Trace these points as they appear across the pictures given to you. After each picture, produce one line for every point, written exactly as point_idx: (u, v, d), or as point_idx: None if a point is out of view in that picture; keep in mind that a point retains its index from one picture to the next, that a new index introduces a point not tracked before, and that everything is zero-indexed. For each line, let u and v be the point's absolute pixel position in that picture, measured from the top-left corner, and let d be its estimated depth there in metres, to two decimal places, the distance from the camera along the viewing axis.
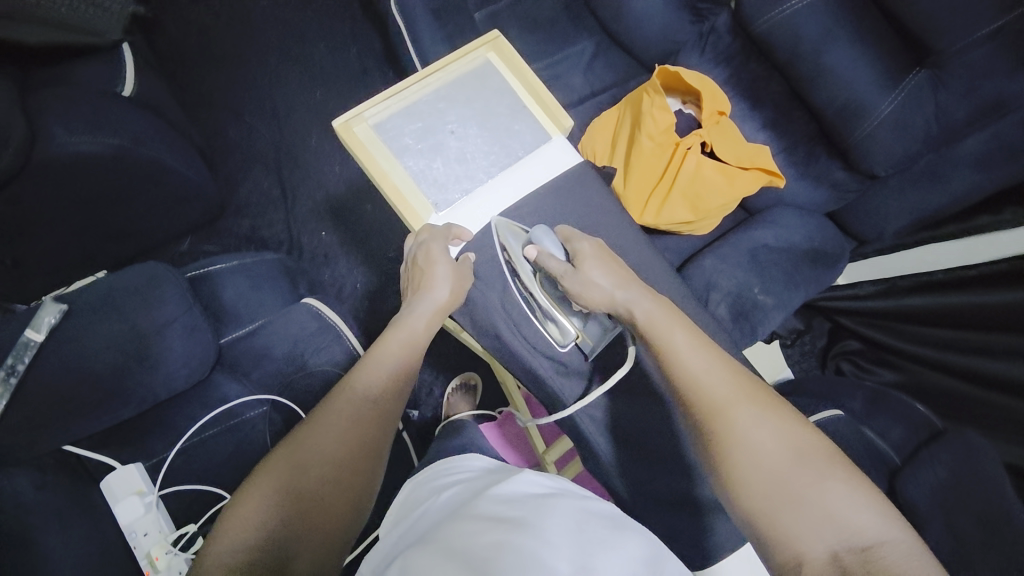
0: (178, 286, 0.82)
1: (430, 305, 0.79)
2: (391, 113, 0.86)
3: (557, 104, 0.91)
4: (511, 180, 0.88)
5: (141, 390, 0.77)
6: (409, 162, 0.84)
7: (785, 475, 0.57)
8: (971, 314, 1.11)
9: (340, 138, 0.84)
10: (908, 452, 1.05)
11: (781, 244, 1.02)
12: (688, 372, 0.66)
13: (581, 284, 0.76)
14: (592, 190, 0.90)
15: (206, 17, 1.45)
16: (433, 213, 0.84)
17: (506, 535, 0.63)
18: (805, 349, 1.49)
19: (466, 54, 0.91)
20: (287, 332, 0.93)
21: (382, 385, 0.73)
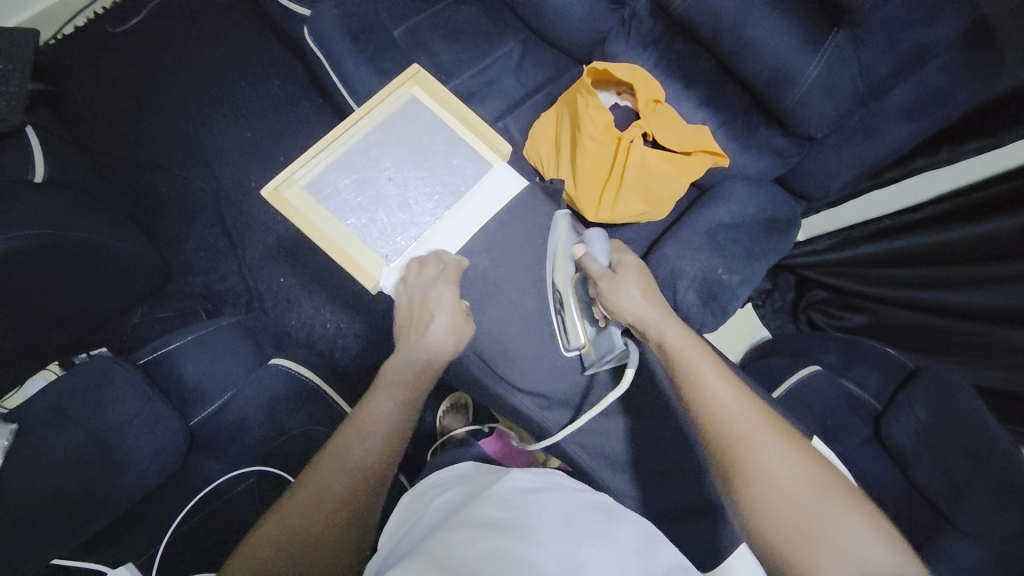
0: (132, 379, 0.79)
1: (425, 353, 0.76)
2: (321, 170, 0.83)
3: (492, 131, 0.89)
4: (458, 215, 0.87)
5: (113, 495, 0.73)
6: (351, 220, 0.82)
7: (807, 511, 0.56)
8: (922, 256, 1.16)
9: (273, 207, 0.80)
10: (888, 397, 1.10)
11: (736, 219, 1.03)
12: (717, 401, 0.64)
13: (615, 291, 0.76)
14: (540, 215, 0.92)
15: (112, 71, 1.37)
16: (386, 267, 0.82)
17: (492, 542, 0.64)
18: (776, 306, 1.50)
19: (389, 93, 0.88)
20: (259, 396, 0.90)
21: (378, 442, 0.68)
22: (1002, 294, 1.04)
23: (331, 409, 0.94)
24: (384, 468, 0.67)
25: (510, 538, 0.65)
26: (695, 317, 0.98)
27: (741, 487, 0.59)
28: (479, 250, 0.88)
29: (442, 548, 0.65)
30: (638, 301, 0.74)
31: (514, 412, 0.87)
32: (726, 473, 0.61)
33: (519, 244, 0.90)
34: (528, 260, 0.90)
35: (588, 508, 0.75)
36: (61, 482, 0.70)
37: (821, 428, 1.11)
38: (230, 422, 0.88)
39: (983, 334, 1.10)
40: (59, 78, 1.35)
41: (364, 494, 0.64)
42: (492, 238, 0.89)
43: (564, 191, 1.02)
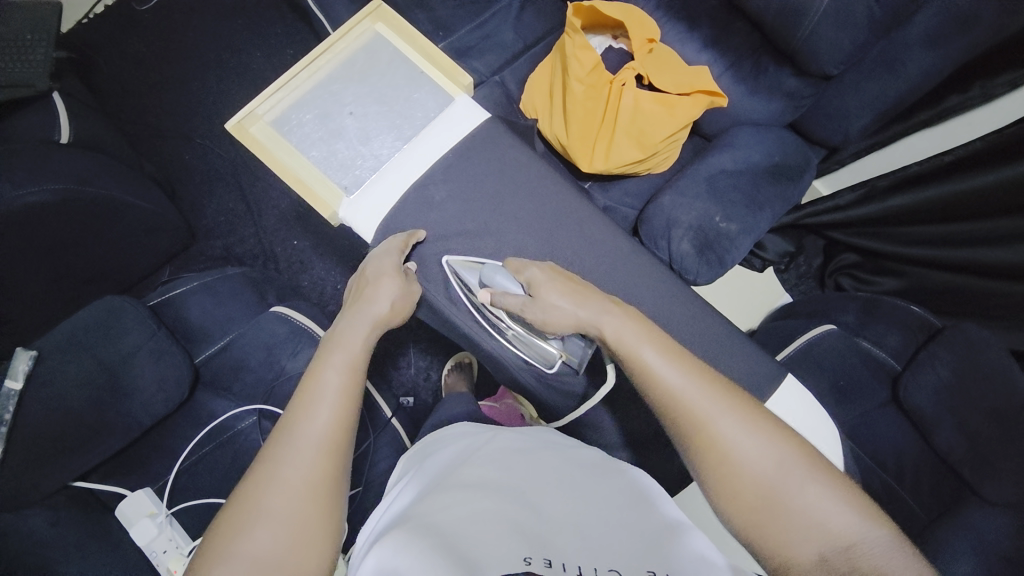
0: (138, 316, 0.85)
1: (363, 318, 0.70)
2: (286, 106, 0.87)
3: (453, 64, 0.91)
4: (417, 147, 0.87)
5: (122, 419, 0.81)
6: (312, 153, 0.85)
7: (766, 484, 0.55)
8: (971, 205, 1.04)
9: (239, 140, 0.85)
10: (909, 356, 1.04)
11: (739, 166, 0.98)
12: (667, 391, 0.59)
13: (544, 312, 0.71)
14: (504, 143, 0.89)
15: (140, 47, 1.44)
16: (345, 197, 0.84)
17: (495, 506, 0.54)
18: (801, 271, 1.42)
19: (353, 29, 0.90)
20: (259, 341, 0.95)
21: (333, 395, 0.61)
22: None
23: None
24: (348, 423, 0.60)
25: (518, 510, 0.54)
26: (689, 268, 0.95)
27: (711, 475, 0.57)
28: (438, 179, 0.86)
29: (433, 513, 0.54)
30: (568, 312, 0.68)
31: (491, 356, 0.85)
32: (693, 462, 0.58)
33: (488, 179, 0.87)
34: (496, 193, 0.87)
35: (582, 462, 0.67)
36: (76, 406, 0.78)
37: (833, 390, 1.05)
38: (232, 361, 0.95)
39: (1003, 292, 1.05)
40: (95, 55, 1.43)
41: (332, 466, 0.57)
42: (452, 167, 0.87)
43: (557, 137, 1.00)
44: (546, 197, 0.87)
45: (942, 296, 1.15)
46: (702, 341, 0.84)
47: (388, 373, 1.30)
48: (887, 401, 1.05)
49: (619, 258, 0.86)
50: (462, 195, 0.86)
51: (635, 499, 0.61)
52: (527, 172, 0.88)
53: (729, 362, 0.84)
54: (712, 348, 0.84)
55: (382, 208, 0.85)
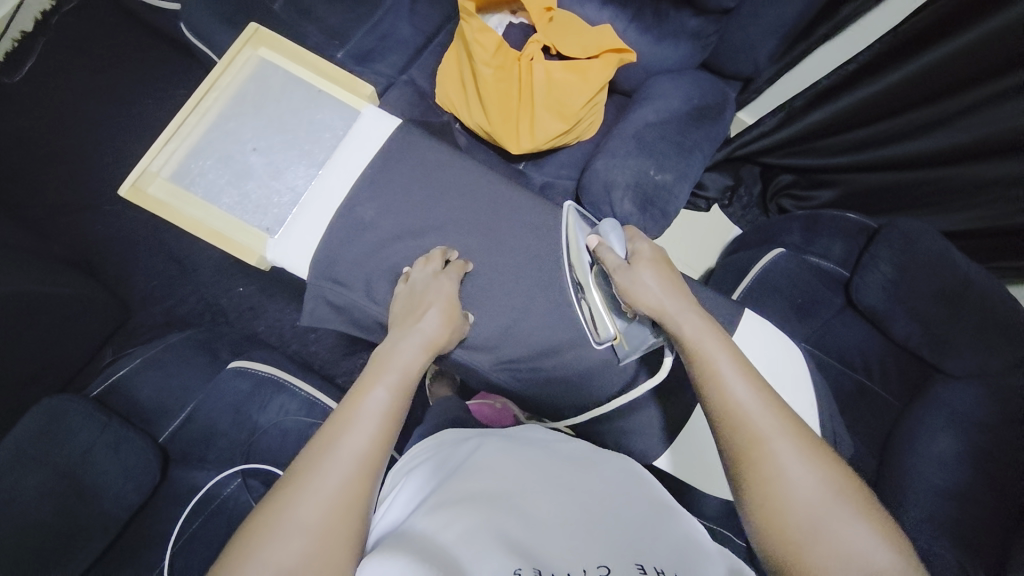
0: (84, 410, 0.80)
1: (419, 338, 0.68)
2: (181, 158, 0.81)
3: (350, 76, 0.88)
4: (334, 169, 0.84)
5: (99, 518, 0.76)
6: (222, 200, 0.81)
7: (813, 508, 0.51)
8: (895, 105, 1.07)
9: (138, 204, 0.79)
10: (855, 261, 1.10)
11: (663, 116, 0.98)
12: (733, 401, 0.57)
13: (634, 283, 0.68)
14: (423, 145, 0.86)
15: (14, 120, 1.31)
16: (269, 239, 0.80)
17: (490, 517, 0.53)
18: (744, 203, 1.45)
19: (235, 60, 0.85)
20: (224, 401, 0.91)
21: (379, 417, 0.59)
22: (959, 130, 1.00)
23: (300, 399, 0.93)
24: (389, 444, 0.58)
25: (510, 517, 0.54)
26: (636, 226, 0.96)
27: (753, 496, 0.54)
28: (363, 197, 0.82)
29: (433, 531, 0.52)
30: (654, 291, 0.66)
31: (459, 363, 0.83)
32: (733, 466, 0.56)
33: (417, 185, 0.84)
34: (428, 198, 0.84)
35: (566, 458, 0.69)
36: (41, 522, 0.72)
37: (795, 308, 1.10)
38: (200, 429, 0.90)
39: (937, 178, 1.09)
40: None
41: (364, 492, 0.54)
42: (375, 181, 0.83)
43: (479, 125, 0.98)
44: (479, 189, 0.85)
45: (885, 198, 1.20)
46: None
47: None
48: (843, 306, 1.11)
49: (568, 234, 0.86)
50: (393, 209, 0.83)
51: (621, 494, 0.62)
52: (454, 170, 0.86)
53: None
54: None
55: (312, 241, 0.81)
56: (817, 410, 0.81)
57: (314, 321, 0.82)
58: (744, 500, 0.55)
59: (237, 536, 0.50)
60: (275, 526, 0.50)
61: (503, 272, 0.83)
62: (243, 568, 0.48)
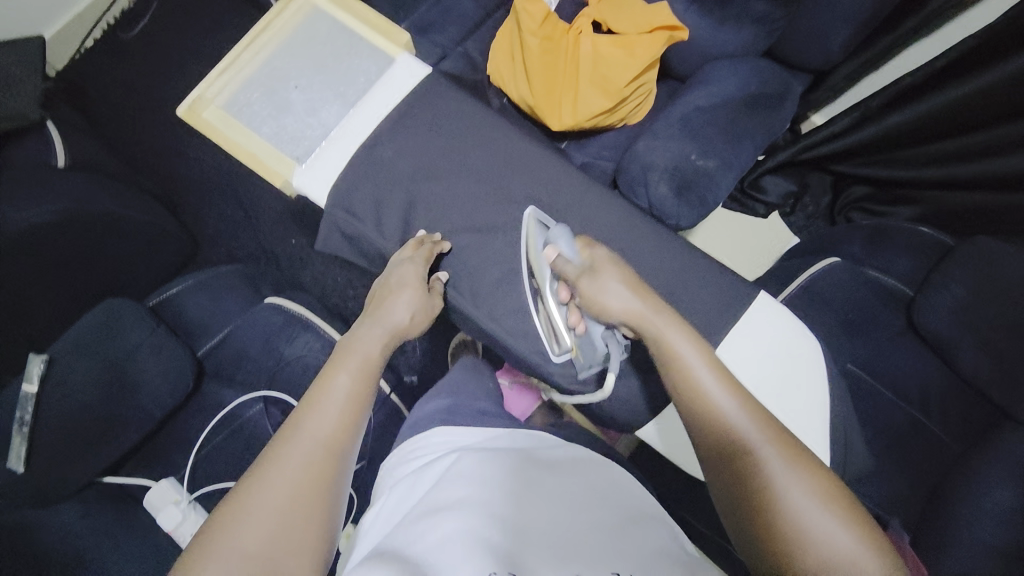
0: (139, 314, 0.91)
1: (382, 326, 0.70)
2: (234, 89, 0.89)
3: (389, 25, 0.93)
4: (363, 111, 0.88)
5: (135, 411, 0.86)
6: (262, 129, 0.88)
7: (803, 520, 0.50)
8: (988, 114, 0.96)
9: (192, 125, 0.88)
10: (921, 280, 0.99)
11: (713, 101, 0.94)
12: (715, 412, 0.57)
13: (599, 290, 0.67)
14: (465, 108, 0.89)
15: (128, 72, 1.50)
16: (297, 167, 0.86)
17: (459, 524, 0.52)
18: (808, 213, 1.33)
19: (290, 5, 0.93)
20: (257, 330, 0.99)
21: (344, 396, 0.61)
22: None
23: (322, 338, 0.99)
24: (354, 424, 0.60)
25: (481, 523, 0.52)
26: (669, 211, 0.92)
27: (751, 508, 0.53)
28: (387, 144, 0.86)
29: (411, 543, 0.52)
30: (625, 297, 0.65)
31: (459, 314, 0.85)
32: (726, 474, 0.56)
33: (449, 143, 0.87)
34: (458, 157, 0.86)
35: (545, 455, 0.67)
36: (89, 403, 0.82)
37: (843, 324, 1.00)
38: (233, 352, 0.99)
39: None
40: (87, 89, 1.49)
41: (327, 471, 0.56)
42: (408, 133, 0.87)
43: (523, 98, 0.99)
44: (511, 157, 0.87)
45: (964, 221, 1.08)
46: (684, 281, 0.82)
47: (395, 357, 1.32)
48: (901, 330, 1.00)
49: (592, 210, 0.85)
50: (420, 161, 0.86)
51: (588, 498, 0.61)
52: (489, 134, 0.87)
53: (716, 300, 0.82)
54: (694, 289, 0.82)
55: (336, 171, 0.87)
56: (831, 421, 0.75)
57: (327, 248, 0.89)
58: (748, 511, 0.54)
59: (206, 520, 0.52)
60: (244, 506, 0.52)
61: (520, 238, 0.83)
62: (206, 552, 0.49)
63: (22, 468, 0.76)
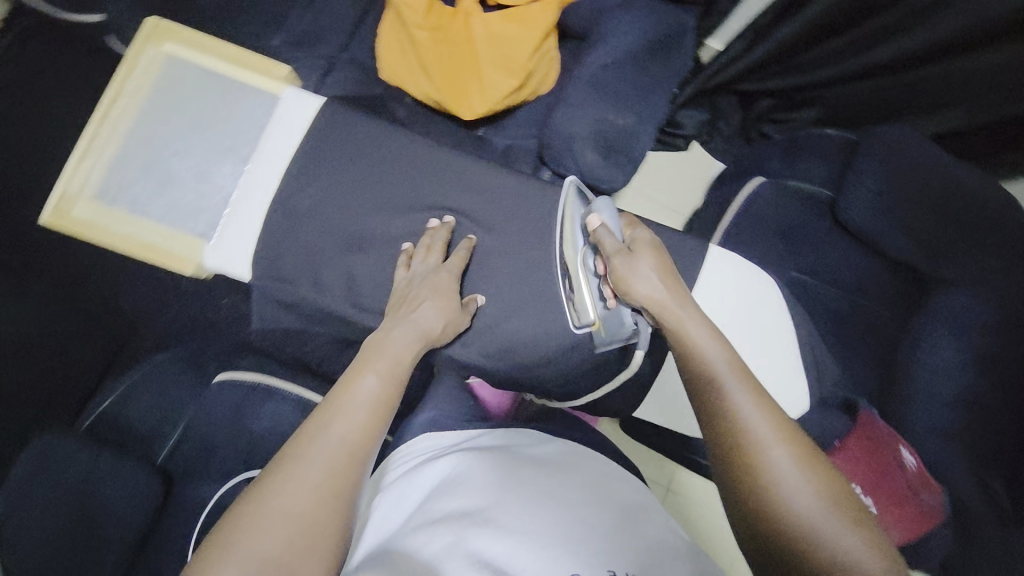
0: (77, 441, 0.81)
1: (414, 330, 0.68)
2: (102, 173, 0.79)
3: (259, 58, 0.83)
4: (261, 163, 0.80)
5: (110, 545, 0.77)
6: (150, 212, 0.78)
7: (763, 454, 0.54)
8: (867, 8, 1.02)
9: (66, 230, 0.77)
10: (839, 179, 1.06)
11: (618, 55, 0.93)
12: (732, 408, 0.56)
13: (631, 268, 0.66)
14: (371, 124, 0.82)
15: None
16: (205, 245, 0.78)
17: (451, 537, 0.52)
18: (726, 134, 1.34)
19: (138, 61, 0.81)
20: (216, 414, 0.91)
21: (370, 403, 0.59)
22: (935, 22, 0.96)
23: (289, 400, 0.93)
24: (378, 431, 0.58)
25: (474, 531, 0.52)
26: (602, 176, 0.92)
27: (745, 488, 0.54)
28: (298, 185, 0.79)
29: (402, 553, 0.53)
30: (655, 282, 0.64)
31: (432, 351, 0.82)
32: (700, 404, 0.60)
33: (366, 166, 0.81)
34: (379, 179, 0.81)
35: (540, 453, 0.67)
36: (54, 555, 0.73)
37: (783, 238, 1.06)
38: (196, 444, 0.90)
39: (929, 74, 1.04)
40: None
41: (348, 477, 0.53)
42: (320, 168, 0.80)
43: (428, 96, 0.94)
44: (435, 167, 0.82)
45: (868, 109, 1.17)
46: None
47: None
48: (833, 228, 1.07)
49: (531, 198, 0.83)
50: (340, 195, 0.80)
51: (596, 498, 0.60)
52: (404, 145, 0.82)
53: None
54: None
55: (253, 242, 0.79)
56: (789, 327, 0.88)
57: (266, 321, 0.84)
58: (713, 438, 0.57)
59: (225, 514, 0.51)
60: (259, 512, 0.50)
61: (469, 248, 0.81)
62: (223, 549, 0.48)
63: None
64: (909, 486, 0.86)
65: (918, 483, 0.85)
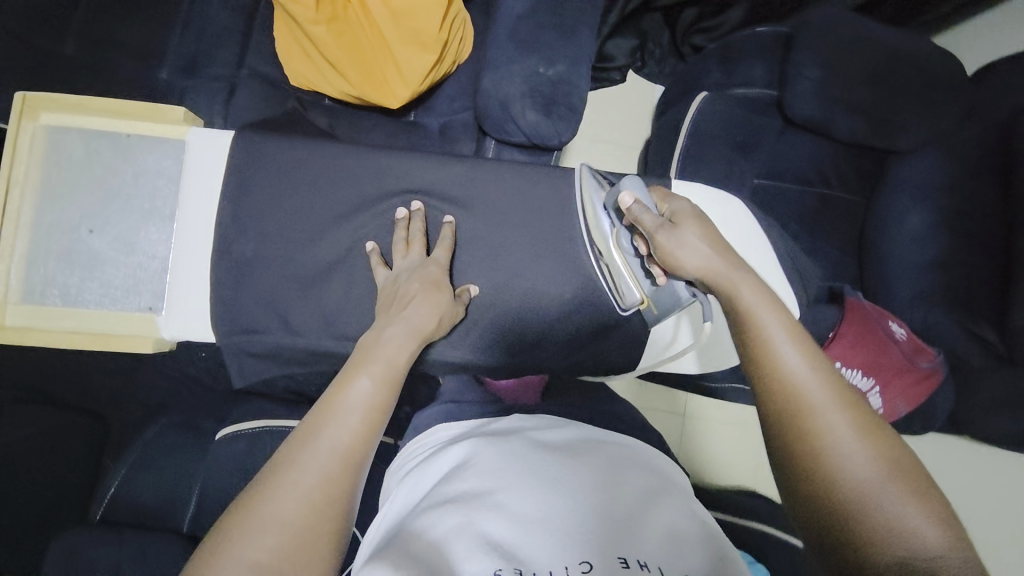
0: (95, 539, 0.79)
1: (406, 327, 0.66)
2: (22, 272, 0.74)
3: (149, 105, 0.76)
4: (190, 219, 0.76)
5: None
6: (88, 298, 0.74)
7: (797, 382, 0.52)
8: None
9: (3, 341, 0.73)
10: (777, 75, 1.05)
11: (528, 3, 0.88)
12: (785, 370, 0.52)
13: (675, 242, 0.65)
14: (297, 140, 0.78)
15: None
16: (158, 318, 0.74)
17: (459, 517, 0.50)
18: (658, 56, 1.32)
19: (16, 141, 0.74)
20: (227, 470, 0.89)
21: (364, 407, 0.56)
22: None
23: None
24: (375, 433, 0.56)
25: (484, 512, 0.50)
26: (548, 133, 0.88)
27: (784, 436, 0.51)
28: (237, 226, 0.75)
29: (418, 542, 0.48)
30: (704, 254, 0.63)
31: (423, 361, 0.80)
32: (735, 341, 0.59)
33: (303, 186, 0.77)
34: (322, 193, 0.78)
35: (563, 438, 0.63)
36: None
37: (737, 149, 1.06)
38: (216, 503, 0.89)
39: None
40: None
41: (342, 484, 0.51)
42: (256, 200, 0.76)
43: (347, 94, 0.89)
44: (376, 171, 0.79)
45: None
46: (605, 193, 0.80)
47: None
48: (783, 127, 1.07)
49: (482, 176, 0.81)
50: (287, 223, 0.77)
51: (604, 478, 0.55)
52: (334, 154, 0.78)
53: None
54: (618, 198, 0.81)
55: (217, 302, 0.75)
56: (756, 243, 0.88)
57: (248, 378, 0.79)
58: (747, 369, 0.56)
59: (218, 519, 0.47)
60: (250, 518, 0.47)
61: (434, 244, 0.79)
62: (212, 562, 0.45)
63: None
64: (906, 356, 0.90)
65: (914, 351, 0.90)
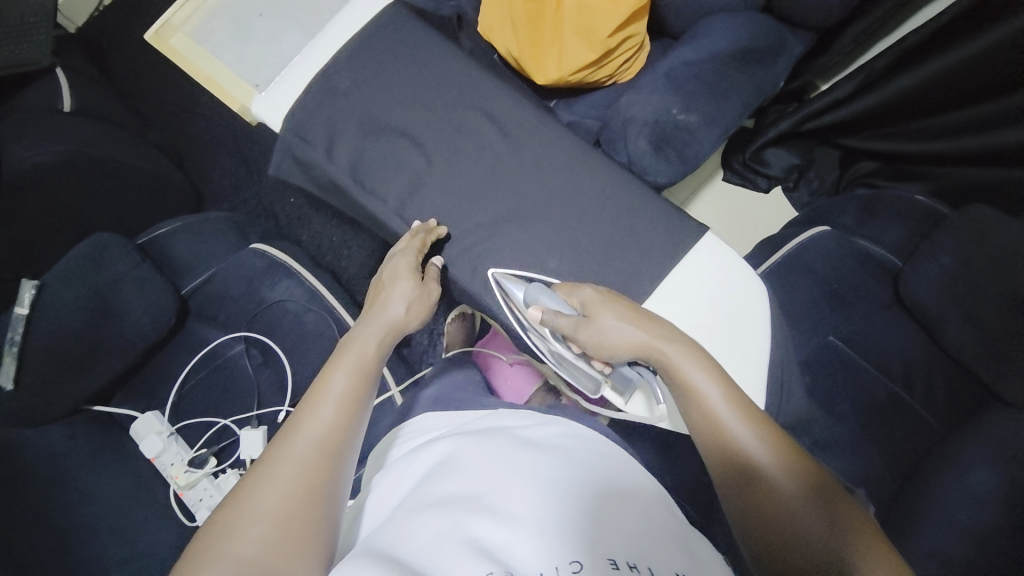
0: (125, 249, 0.95)
1: (380, 324, 0.71)
2: (204, 18, 0.99)
3: None
4: (317, 42, 0.89)
5: (118, 340, 0.89)
6: (226, 57, 0.96)
7: (818, 549, 0.49)
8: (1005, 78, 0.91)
9: (158, 48, 0.99)
10: (910, 250, 0.96)
11: (702, 56, 0.91)
12: (804, 537, 0.50)
13: (597, 335, 0.66)
14: (448, 58, 0.88)
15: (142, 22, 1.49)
16: (254, 93, 0.92)
17: (450, 515, 0.52)
18: (812, 187, 1.24)
19: None
20: (240, 272, 1.03)
21: (340, 397, 0.60)
22: None
23: (301, 285, 1.01)
24: (352, 419, 0.59)
25: (474, 514, 0.52)
26: (647, 167, 0.91)
27: None
28: (355, 94, 0.87)
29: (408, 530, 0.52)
30: (629, 334, 0.65)
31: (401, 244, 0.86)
32: (736, 500, 0.55)
33: (424, 91, 0.86)
34: (434, 103, 0.86)
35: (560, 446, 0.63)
36: (77, 332, 0.87)
37: (831, 295, 0.97)
38: (216, 290, 1.03)
39: None
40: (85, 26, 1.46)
41: (320, 471, 0.54)
42: (381, 80, 0.87)
43: (510, 52, 0.98)
44: (488, 113, 0.86)
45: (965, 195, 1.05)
46: (662, 236, 0.78)
47: None
48: (890, 303, 0.96)
49: (569, 165, 0.82)
50: (389, 108, 0.86)
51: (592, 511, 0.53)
52: (463, 82, 0.87)
53: (662, 241, 0.78)
54: (672, 243, 0.77)
55: (289, 101, 0.88)
56: (770, 362, 0.72)
57: (279, 173, 0.92)
58: (760, 530, 0.53)
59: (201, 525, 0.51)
60: (236, 516, 0.51)
61: (487, 182, 0.83)
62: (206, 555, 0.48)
63: (10, 385, 0.83)
64: None
65: None
